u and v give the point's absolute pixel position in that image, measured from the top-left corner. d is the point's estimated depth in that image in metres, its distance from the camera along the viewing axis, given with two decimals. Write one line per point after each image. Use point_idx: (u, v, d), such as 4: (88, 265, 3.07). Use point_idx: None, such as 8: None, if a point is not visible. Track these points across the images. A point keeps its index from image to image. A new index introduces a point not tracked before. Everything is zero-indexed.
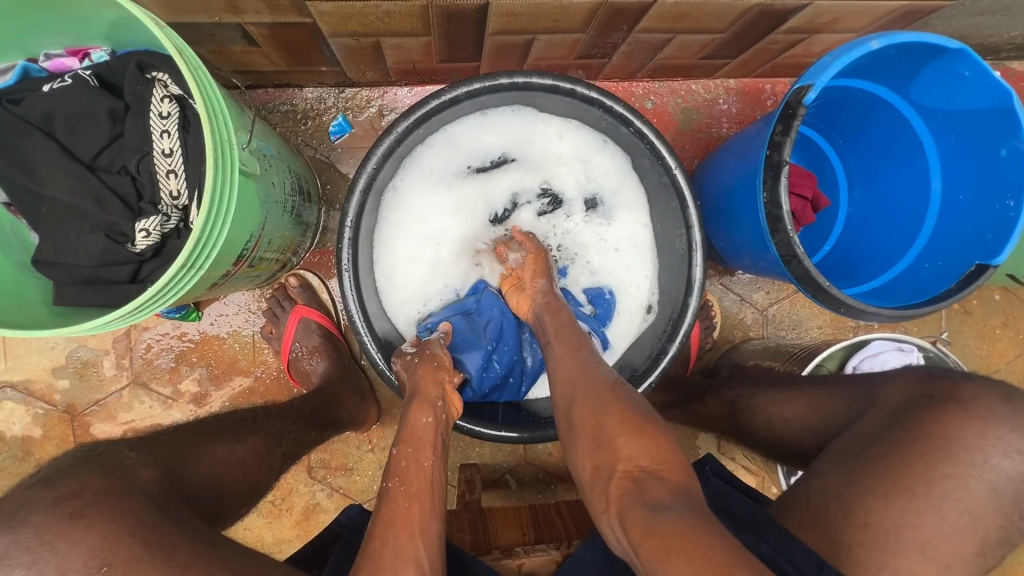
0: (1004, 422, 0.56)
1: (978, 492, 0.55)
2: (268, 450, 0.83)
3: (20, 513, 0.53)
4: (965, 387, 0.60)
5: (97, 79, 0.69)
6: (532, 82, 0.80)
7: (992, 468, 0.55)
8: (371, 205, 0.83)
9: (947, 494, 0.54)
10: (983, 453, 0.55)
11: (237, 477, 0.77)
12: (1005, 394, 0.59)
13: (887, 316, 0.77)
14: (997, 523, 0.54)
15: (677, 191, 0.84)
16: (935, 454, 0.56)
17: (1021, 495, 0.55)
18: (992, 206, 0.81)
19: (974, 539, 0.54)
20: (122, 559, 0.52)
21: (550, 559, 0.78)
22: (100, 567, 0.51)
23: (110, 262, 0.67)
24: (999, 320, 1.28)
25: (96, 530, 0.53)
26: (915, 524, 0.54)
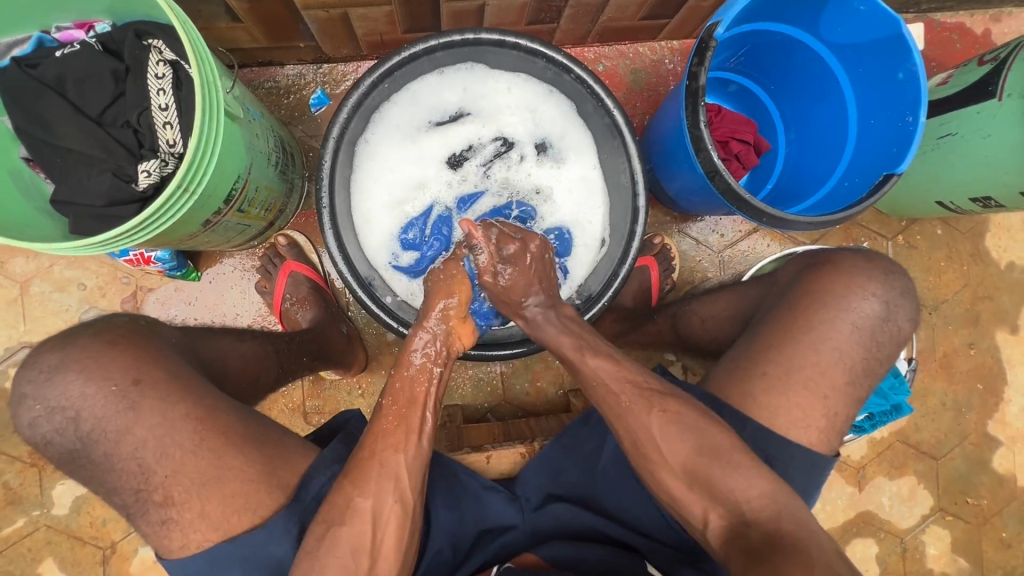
0: (864, 277, 0.70)
1: (845, 332, 0.68)
2: (264, 351, 0.95)
3: (71, 338, 0.70)
4: (839, 256, 0.73)
5: (101, 46, 0.80)
6: (481, 37, 0.91)
7: (853, 311, 0.68)
8: (345, 154, 0.94)
9: (821, 337, 0.68)
10: (847, 299, 0.68)
11: (240, 366, 0.89)
12: (870, 256, 0.72)
13: (806, 222, 0.87)
14: (861, 356, 0.67)
15: (617, 128, 0.94)
16: (812, 307, 0.69)
17: (879, 331, 0.68)
18: (895, 124, 0.92)
19: (844, 369, 0.67)
20: (151, 376, 0.68)
21: (517, 453, 0.90)
22: (135, 380, 0.67)
23: (117, 200, 0.78)
24: (944, 253, 1.37)
25: (128, 354, 0.69)
26: (798, 365, 0.67)
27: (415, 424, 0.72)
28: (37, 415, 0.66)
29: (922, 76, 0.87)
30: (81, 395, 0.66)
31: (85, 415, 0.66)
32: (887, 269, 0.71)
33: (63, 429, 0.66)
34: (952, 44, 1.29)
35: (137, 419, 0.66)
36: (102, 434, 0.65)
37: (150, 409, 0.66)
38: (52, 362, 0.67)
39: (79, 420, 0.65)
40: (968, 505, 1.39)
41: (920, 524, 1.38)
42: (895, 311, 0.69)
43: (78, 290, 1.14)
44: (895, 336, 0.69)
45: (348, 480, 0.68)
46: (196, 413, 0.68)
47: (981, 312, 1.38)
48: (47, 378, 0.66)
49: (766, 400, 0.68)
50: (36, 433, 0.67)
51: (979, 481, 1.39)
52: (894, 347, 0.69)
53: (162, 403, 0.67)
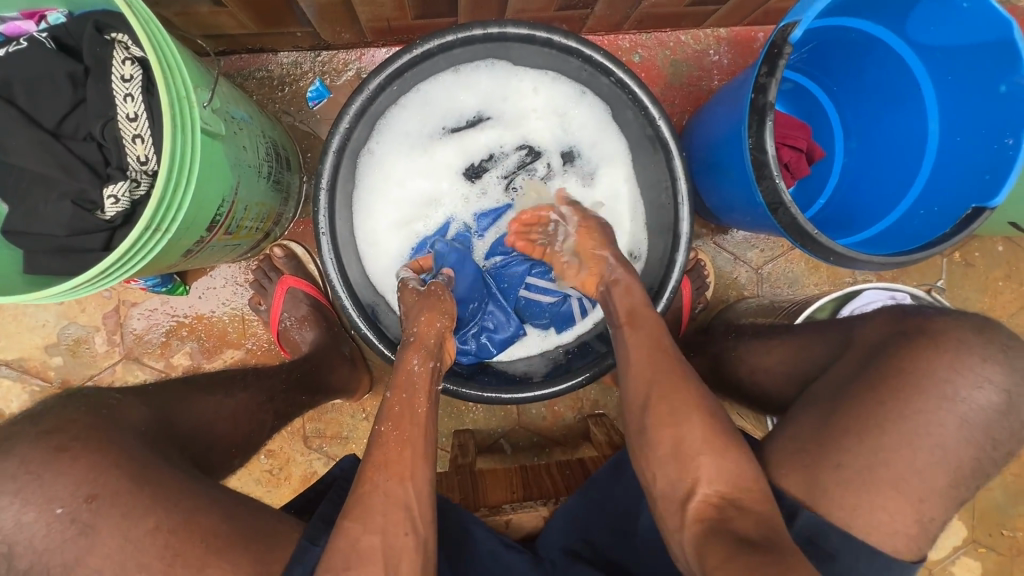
0: (976, 356, 0.57)
1: (950, 427, 0.55)
2: (257, 408, 0.81)
3: (4, 447, 0.54)
4: (942, 325, 0.60)
5: (53, 41, 0.67)
6: (507, 32, 0.76)
7: (962, 400, 0.56)
8: (347, 168, 0.81)
9: (918, 429, 0.56)
10: (953, 385, 0.56)
11: (227, 427, 0.76)
12: (981, 327, 0.59)
13: (878, 263, 0.75)
14: (969, 456, 0.55)
15: (661, 142, 0.81)
16: (907, 392, 0.57)
17: (993, 426, 0.55)
18: (989, 146, 0.78)
19: (947, 472, 0.55)
20: (109, 489, 0.54)
21: (539, 515, 0.82)
22: (89, 496, 0.54)
23: (80, 230, 0.66)
24: (1003, 271, 1.25)
25: (80, 464, 0.54)
26: (886, 459, 0.56)
27: (421, 449, 0.65)
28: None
29: None
30: (15, 525, 0.52)
31: (21, 547, 0.53)
32: (1007, 343, 0.58)
33: None
34: None
35: (91, 546, 0.53)
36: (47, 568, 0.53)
37: (109, 530, 0.54)
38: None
39: (12, 555, 0.53)
40: (1003, 537, 1.32)
41: (950, 555, 1.31)
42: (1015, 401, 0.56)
43: (54, 304, 1.03)
44: (1014, 431, 0.57)
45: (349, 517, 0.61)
46: (168, 524, 0.55)
47: None
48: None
49: (839, 493, 0.57)
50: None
51: (1017, 513, 1.32)
52: (1012, 445, 0.56)
53: (124, 521, 0.54)
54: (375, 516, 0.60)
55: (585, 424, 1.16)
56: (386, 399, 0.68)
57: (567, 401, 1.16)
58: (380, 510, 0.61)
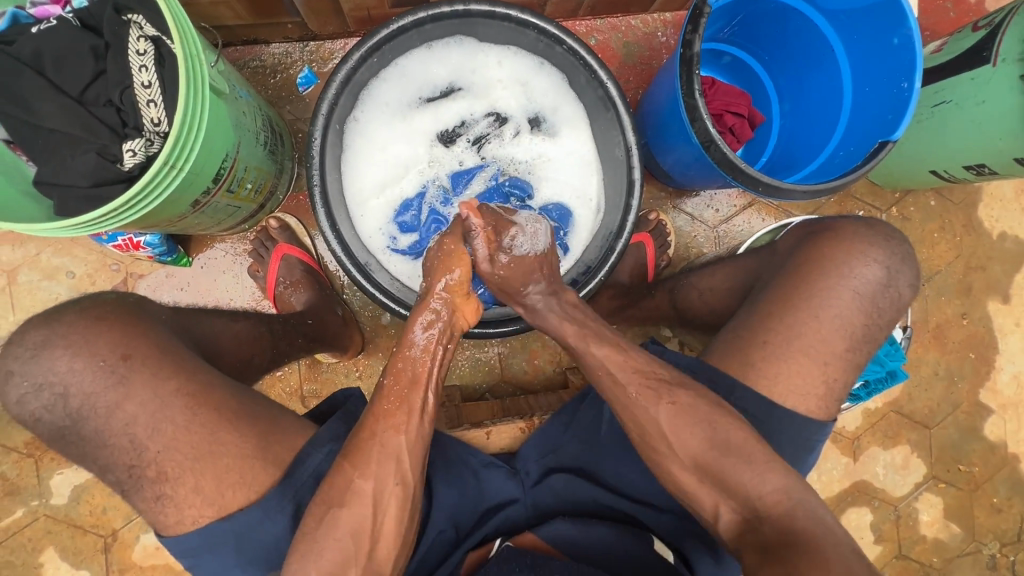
0: (865, 244, 0.70)
1: (847, 299, 0.69)
2: (258, 334, 0.93)
3: (57, 316, 0.68)
4: (840, 224, 0.74)
5: (79, 21, 0.78)
6: (471, 8, 0.88)
7: (855, 277, 0.69)
8: (335, 132, 0.92)
9: (822, 304, 0.69)
10: (848, 266, 0.69)
11: (234, 344, 0.87)
12: (870, 223, 0.73)
13: (801, 192, 0.87)
14: (860, 321, 0.69)
15: (611, 100, 0.93)
16: (813, 275, 0.70)
17: (879, 296, 0.69)
18: (890, 90, 0.91)
19: (844, 336, 0.68)
20: (140, 352, 0.66)
21: (517, 427, 0.90)
22: (124, 354, 0.66)
23: (102, 180, 0.76)
24: (936, 224, 1.38)
25: (118, 328, 0.68)
26: (798, 333, 0.68)
27: (416, 404, 0.70)
28: (24, 391, 0.65)
29: (918, 40, 0.86)
30: (68, 370, 0.65)
31: (72, 391, 0.65)
32: (886, 235, 0.72)
33: (51, 405, 0.65)
34: (945, 12, 1.28)
35: (128, 395, 0.65)
36: (91, 409, 0.64)
37: (141, 383, 0.65)
38: (38, 339, 0.66)
39: (67, 396, 0.65)
40: (960, 472, 1.42)
41: (913, 492, 1.40)
42: (895, 277, 0.70)
43: (67, 278, 1.12)
44: (896, 303, 0.70)
45: (349, 461, 0.68)
46: (187, 389, 0.67)
47: (973, 282, 1.39)
48: (34, 354, 0.65)
49: (763, 366, 0.68)
50: (24, 411, 0.66)
51: (971, 449, 1.42)
52: (894, 312, 0.70)
53: (153, 378, 0.66)
54: (369, 463, 0.67)
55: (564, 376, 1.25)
56: (392, 355, 0.72)
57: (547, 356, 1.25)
58: (375, 460, 0.68)
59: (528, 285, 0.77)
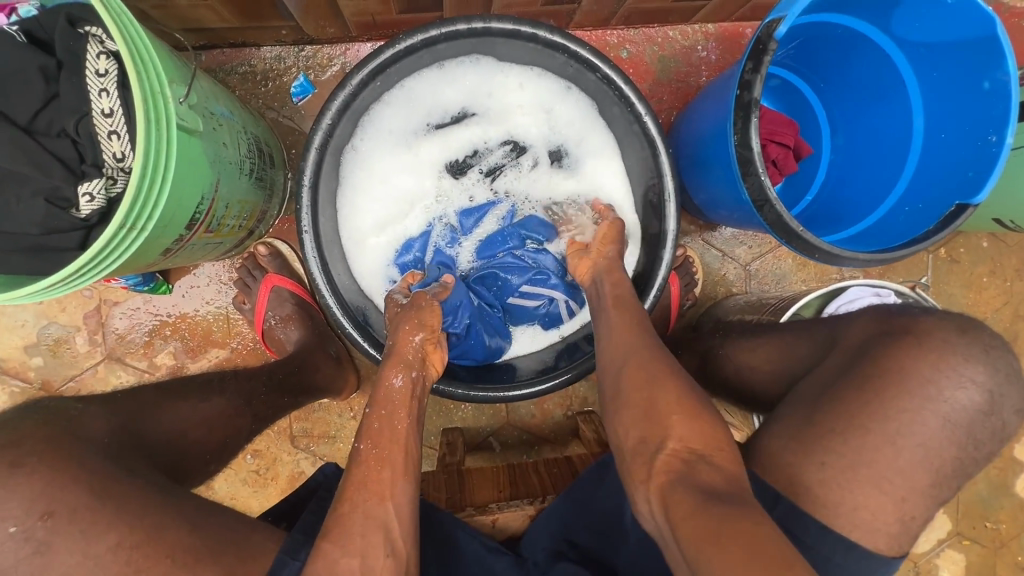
0: (959, 356, 0.57)
1: (932, 425, 0.56)
2: (234, 412, 0.81)
3: None
4: (923, 323, 0.60)
5: (25, 35, 0.66)
6: (491, 27, 0.76)
7: (946, 400, 0.56)
8: (330, 166, 0.80)
9: (901, 429, 0.56)
10: (937, 386, 0.56)
11: (203, 434, 0.76)
12: (963, 326, 0.59)
13: (863, 260, 0.75)
14: (949, 453, 0.56)
15: (648, 139, 0.81)
16: (890, 390, 0.57)
17: (975, 426, 0.56)
18: (972, 143, 0.79)
19: (926, 471, 0.56)
20: (67, 506, 0.55)
21: (524, 514, 0.81)
22: (43, 513, 0.54)
23: (55, 228, 0.65)
24: (987, 267, 1.26)
25: (37, 477, 0.55)
26: (869, 461, 0.56)
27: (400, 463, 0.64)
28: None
29: (1014, 88, 0.73)
30: None
31: None
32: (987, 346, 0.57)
33: None
34: (1022, 34, 1.13)
35: (49, 563, 0.54)
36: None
37: (66, 547, 0.54)
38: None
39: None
40: (986, 529, 1.34)
41: (935, 548, 1.33)
42: (997, 401, 0.56)
43: (34, 304, 1.02)
44: (994, 432, 0.57)
45: (328, 539, 0.59)
46: (128, 541, 0.55)
47: (1020, 332, 1.28)
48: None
49: (824, 493, 0.56)
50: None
51: (999, 505, 1.34)
52: (993, 445, 0.57)
53: (82, 537, 0.54)
54: (353, 536, 0.58)
55: (575, 422, 1.15)
56: (365, 415, 0.67)
57: (557, 399, 1.16)
58: (359, 533, 0.59)
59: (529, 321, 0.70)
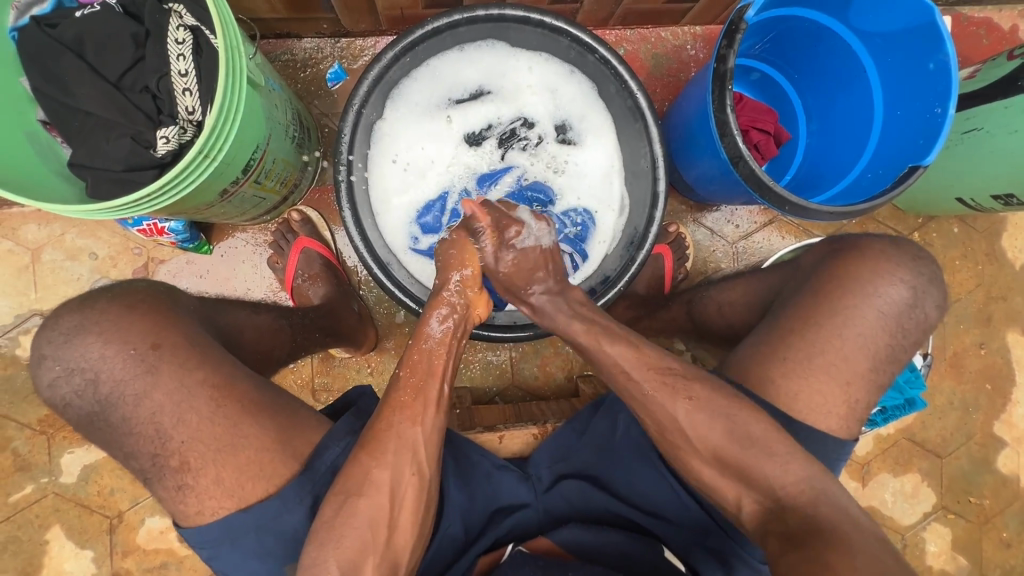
0: (891, 263, 0.69)
1: (869, 318, 0.67)
2: (278, 327, 0.95)
3: (90, 302, 0.70)
4: (865, 241, 0.72)
5: (121, 8, 0.79)
6: (505, 13, 0.89)
7: (880, 296, 0.67)
8: (364, 130, 0.92)
9: (845, 322, 0.67)
10: (873, 286, 0.67)
11: (255, 337, 0.90)
12: (896, 241, 0.71)
13: (829, 212, 0.86)
14: (884, 341, 0.67)
15: (639, 111, 0.93)
16: (837, 293, 0.68)
17: (903, 317, 0.68)
18: (922, 115, 0.90)
19: (867, 356, 0.67)
20: (169, 341, 0.68)
21: (529, 433, 0.90)
22: (153, 344, 0.67)
23: (135, 165, 0.77)
24: (959, 251, 1.36)
25: (148, 318, 0.69)
26: (819, 351, 0.67)
27: (432, 396, 0.71)
28: (56, 375, 0.66)
29: (954, 66, 0.85)
30: (100, 357, 0.66)
31: (103, 376, 0.66)
32: (914, 255, 0.70)
33: (82, 391, 0.66)
34: (979, 40, 1.27)
35: (155, 384, 0.65)
36: (120, 397, 0.65)
37: (169, 373, 0.66)
38: (72, 325, 0.68)
39: (97, 381, 0.66)
40: (971, 504, 1.40)
41: (921, 521, 1.39)
42: (921, 297, 0.69)
43: (89, 260, 1.13)
44: (921, 323, 0.69)
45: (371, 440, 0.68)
46: (212, 380, 0.68)
47: (993, 312, 1.37)
48: (67, 339, 0.67)
49: (784, 383, 0.68)
50: (55, 395, 0.67)
51: (983, 481, 1.40)
52: (919, 333, 0.69)
53: (181, 368, 0.67)
54: (387, 452, 0.67)
55: (575, 385, 1.24)
56: (408, 347, 0.73)
57: (558, 363, 1.24)
58: (393, 451, 0.67)
59: (534, 283, 0.77)
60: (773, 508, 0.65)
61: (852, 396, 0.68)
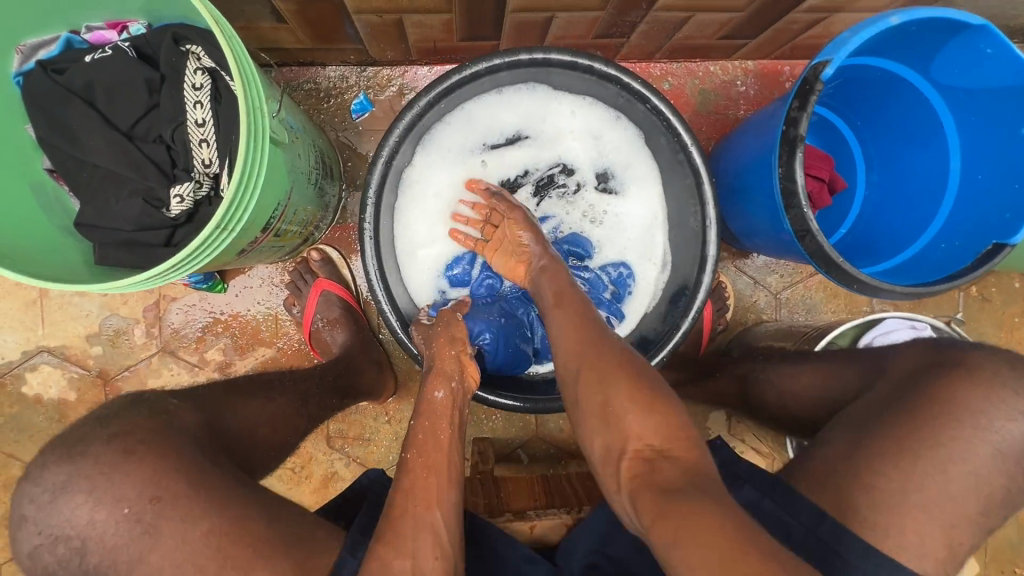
0: (1008, 390, 0.58)
1: (982, 456, 0.57)
2: (293, 413, 0.85)
3: (82, 448, 0.62)
4: (976, 358, 0.61)
5: (134, 50, 0.72)
6: (551, 58, 0.81)
7: (995, 431, 0.57)
8: (392, 181, 0.86)
9: (952, 457, 0.56)
10: (987, 417, 0.57)
11: (269, 432, 0.80)
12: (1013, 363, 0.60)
13: (899, 292, 0.78)
14: (995, 484, 0.57)
15: (692, 167, 0.85)
16: (943, 420, 0.58)
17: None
18: (1008, 184, 0.82)
19: (975, 499, 0.56)
20: (171, 492, 0.60)
21: (562, 523, 0.83)
22: (154, 497, 0.59)
23: (147, 225, 0.71)
24: (1020, 308, 1.27)
25: (146, 465, 0.61)
26: (919, 487, 0.56)
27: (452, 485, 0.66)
28: (37, 543, 0.59)
29: None
30: (89, 521, 0.58)
31: (91, 544, 0.59)
32: None
33: (68, 560, 0.59)
34: None
35: (153, 546, 0.58)
36: (112, 565, 0.58)
37: (169, 532, 0.59)
38: (59, 480, 0.60)
39: (84, 550, 0.59)
40: None
41: None
42: None
43: (99, 296, 1.08)
44: None
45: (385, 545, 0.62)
46: (219, 528, 0.60)
47: None
48: (52, 500, 0.59)
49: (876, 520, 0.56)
50: (37, 564, 0.60)
51: None
52: None
53: (183, 524, 0.59)
54: (405, 540, 0.61)
55: None
56: (409, 427, 0.72)
57: None
58: (413, 539, 0.61)
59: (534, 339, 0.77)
60: None
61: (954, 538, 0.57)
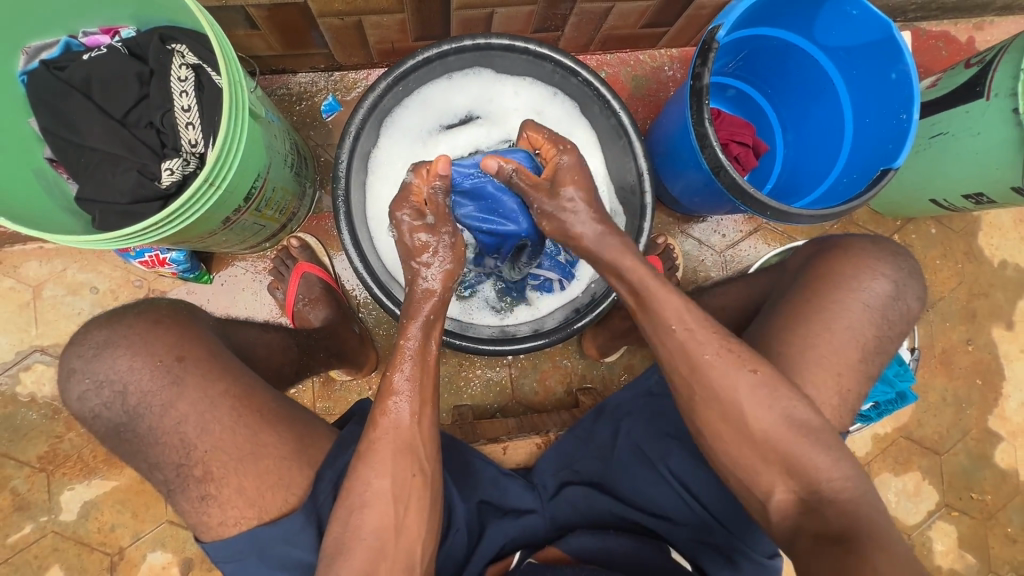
0: (873, 259, 0.78)
1: (857, 311, 0.76)
2: (287, 344, 0.98)
3: (117, 317, 0.74)
4: (851, 241, 0.82)
5: (127, 50, 0.83)
6: (491, 42, 0.94)
7: (865, 291, 0.77)
8: (359, 158, 0.96)
9: (835, 317, 0.75)
10: (858, 281, 0.77)
11: (267, 355, 0.93)
12: (877, 241, 0.81)
13: (810, 216, 0.89)
14: (872, 334, 0.76)
15: (623, 129, 0.97)
16: (825, 289, 0.77)
17: (888, 309, 0.77)
18: (889, 122, 0.96)
19: (857, 347, 0.75)
20: (194, 354, 0.72)
21: (533, 443, 0.96)
22: (178, 356, 0.71)
23: (140, 197, 0.80)
24: (939, 251, 1.41)
25: (173, 331, 0.74)
26: (812, 344, 0.75)
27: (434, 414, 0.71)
28: (86, 388, 0.70)
29: (914, 76, 0.91)
30: (129, 368, 0.70)
31: (131, 388, 0.70)
32: (893, 252, 0.80)
33: (111, 402, 0.70)
34: (938, 51, 1.35)
35: (181, 394, 0.70)
36: (148, 407, 0.69)
37: (193, 384, 0.71)
38: (100, 339, 0.72)
39: (126, 393, 0.69)
40: (973, 501, 1.40)
41: (926, 520, 1.39)
42: (904, 290, 0.78)
43: (90, 294, 1.15)
44: (906, 314, 0.78)
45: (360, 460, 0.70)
46: (233, 391, 0.72)
47: (977, 308, 1.41)
48: (97, 353, 0.71)
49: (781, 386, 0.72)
50: (85, 406, 0.71)
51: (982, 477, 1.41)
52: (903, 323, 0.78)
53: (204, 379, 0.71)
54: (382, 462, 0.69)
55: (575, 398, 1.26)
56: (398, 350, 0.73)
57: (558, 377, 1.26)
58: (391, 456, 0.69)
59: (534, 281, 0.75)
60: (788, 501, 0.70)
61: (845, 386, 0.75)
